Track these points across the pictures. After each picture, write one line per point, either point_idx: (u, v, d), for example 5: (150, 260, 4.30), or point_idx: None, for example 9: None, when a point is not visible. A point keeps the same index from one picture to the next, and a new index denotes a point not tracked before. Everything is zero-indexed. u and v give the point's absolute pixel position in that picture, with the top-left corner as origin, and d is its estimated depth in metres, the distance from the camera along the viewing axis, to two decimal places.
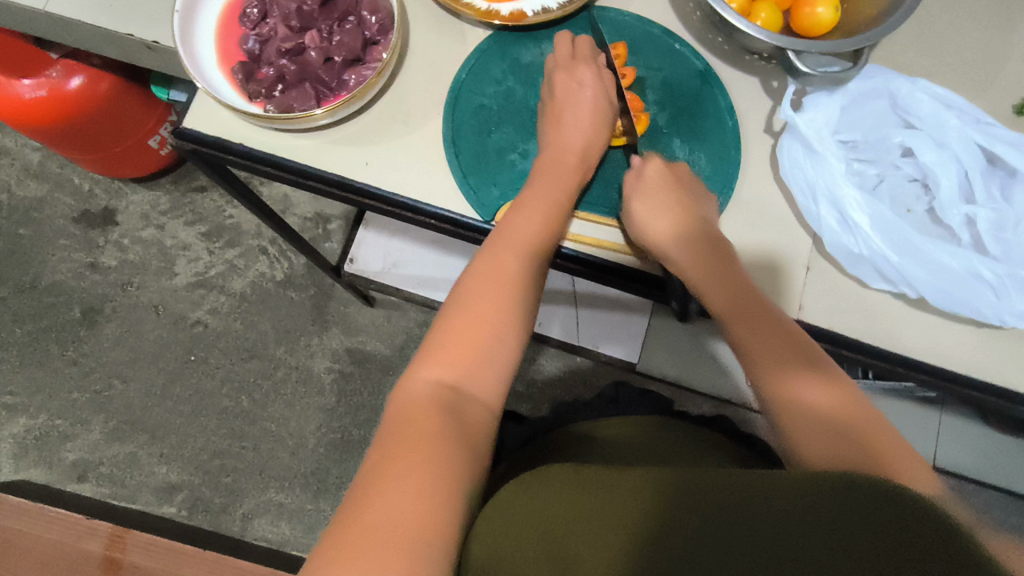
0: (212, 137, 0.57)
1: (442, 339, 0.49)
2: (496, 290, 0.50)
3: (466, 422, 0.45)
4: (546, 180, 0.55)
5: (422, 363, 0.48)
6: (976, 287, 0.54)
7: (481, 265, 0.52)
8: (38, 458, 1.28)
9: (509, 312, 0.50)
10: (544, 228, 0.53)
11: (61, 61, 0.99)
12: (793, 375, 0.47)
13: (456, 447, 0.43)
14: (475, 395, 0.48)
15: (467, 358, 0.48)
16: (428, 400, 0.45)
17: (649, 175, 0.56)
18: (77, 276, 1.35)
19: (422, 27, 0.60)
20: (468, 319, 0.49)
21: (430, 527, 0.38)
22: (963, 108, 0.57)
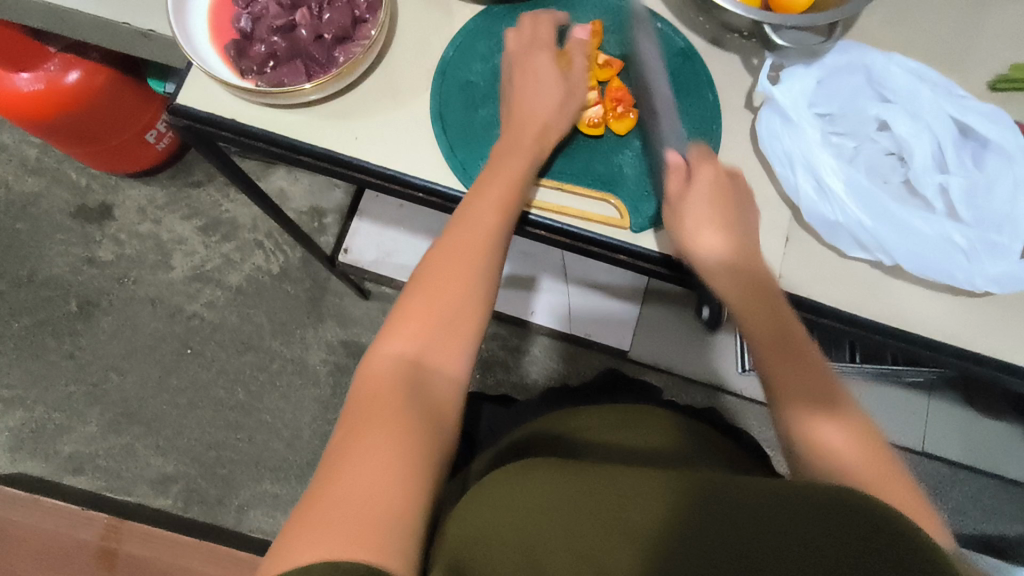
0: (206, 114, 0.58)
1: (404, 321, 0.49)
2: (461, 273, 0.51)
3: (428, 393, 0.47)
4: (505, 166, 0.55)
5: (384, 342, 0.49)
6: (948, 253, 0.55)
7: (446, 250, 0.52)
8: (35, 450, 1.29)
9: (470, 297, 0.51)
10: (504, 213, 0.54)
11: (60, 55, 1.01)
12: (812, 414, 0.48)
13: (415, 422, 0.44)
14: (435, 369, 0.48)
15: (427, 336, 0.49)
16: (387, 379, 0.46)
17: (701, 178, 0.53)
18: (74, 270, 1.36)
19: (410, 7, 0.62)
20: (432, 303, 0.50)
21: (400, 500, 0.39)
22: (936, 81, 0.59)
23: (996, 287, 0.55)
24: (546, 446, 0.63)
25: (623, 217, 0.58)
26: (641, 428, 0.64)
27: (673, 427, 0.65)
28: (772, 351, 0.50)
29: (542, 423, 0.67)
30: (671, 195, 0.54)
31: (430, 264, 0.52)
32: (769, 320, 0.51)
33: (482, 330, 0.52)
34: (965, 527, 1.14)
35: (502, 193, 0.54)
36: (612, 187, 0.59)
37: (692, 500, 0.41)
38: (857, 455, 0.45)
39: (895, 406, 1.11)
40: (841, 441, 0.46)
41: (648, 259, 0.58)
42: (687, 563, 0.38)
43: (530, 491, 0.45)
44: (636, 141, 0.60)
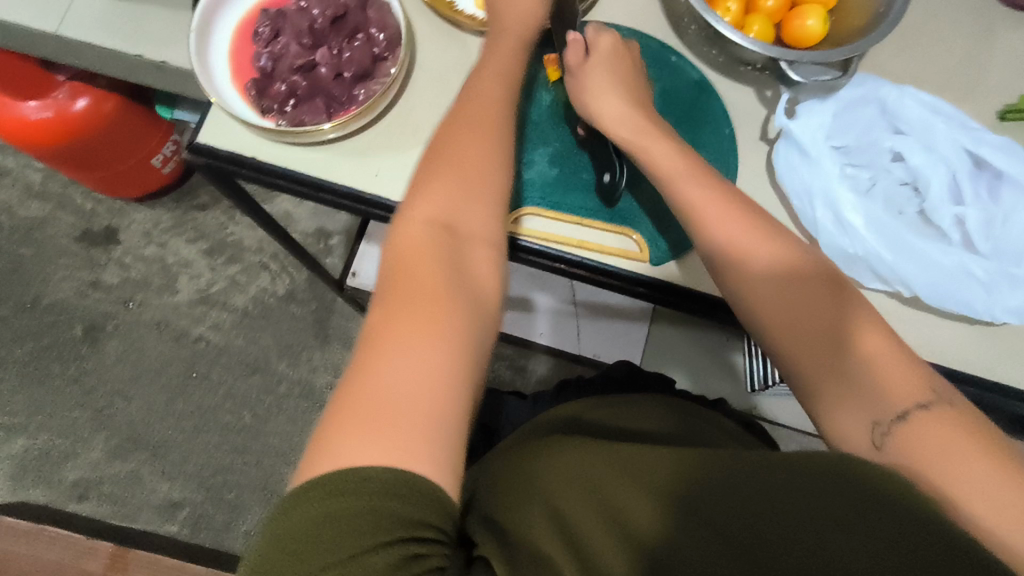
0: (227, 153, 0.59)
1: (424, 194, 0.45)
2: (476, 147, 0.47)
3: (461, 261, 0.43)
4: (488, 66, 0.52)
5: (407, 214, 0.45)
6: (967, 286, 0.56)
7: (459, 131, 0.48)
8: (39, 477, 1.28)
9: (492, 163, 0.47)
10: (505, 92, 0.51)
11: (67, 83, 1.02)
12: (831, 345, 0.43)
13: (453, 292, 0.41)
14: (468, 234, 0.45)
15: (451, 202, 0.45)
16: (417, 251, 0.42)
17: (599, 47, 0.55)
18: (79, 294, 1.36)
19: (428, 43, 0.62)
20: (453, 172, 0.46)
21: (448, 371, 0.37)
22: (949, 114, 0.60)
23: (1013, 318, 0.55)
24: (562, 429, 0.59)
25: (641, 251, 0.59)
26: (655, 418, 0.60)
27: (687, 418, 0.62)
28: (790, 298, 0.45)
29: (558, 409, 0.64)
30: (571, 65, 0.56)
31: (441, 147, 0.48)
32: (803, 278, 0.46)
33: (506, 196, 0.48)
34: None
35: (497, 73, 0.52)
36: (630, 222, 0.60)
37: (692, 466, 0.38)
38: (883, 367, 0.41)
39: None
40: (869, 353, 0.42)
41: (667, 292, 0.59)
42: (700, 516, 0.35)
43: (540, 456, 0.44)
44: None
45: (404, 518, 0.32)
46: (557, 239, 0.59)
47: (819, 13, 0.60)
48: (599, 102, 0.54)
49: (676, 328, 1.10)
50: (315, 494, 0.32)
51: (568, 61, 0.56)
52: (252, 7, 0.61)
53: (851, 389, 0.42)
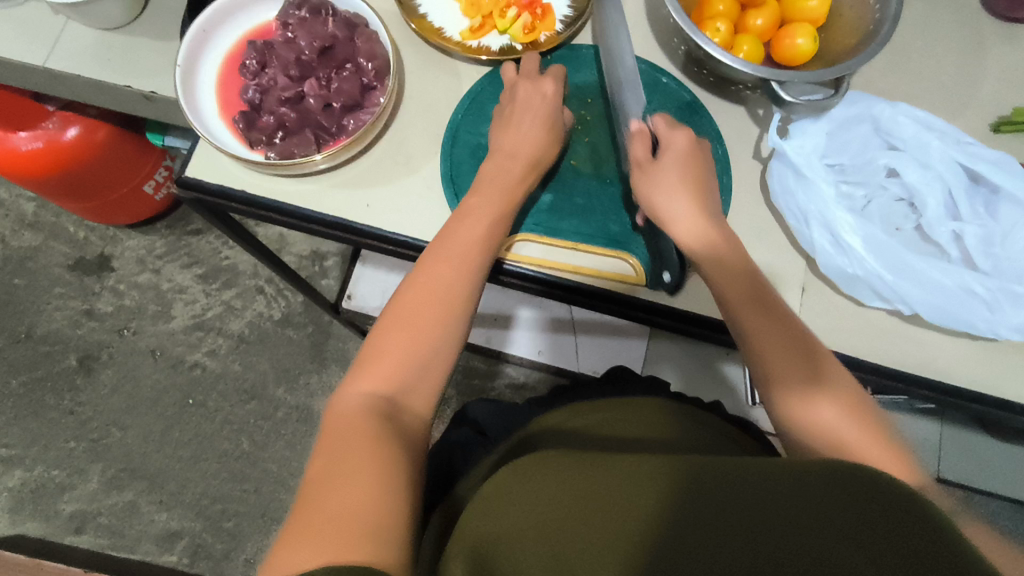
0: (215, 186, 0.59)
1: (374, 355, 0.46)
2: (430, 302, 0.49)
3: (403, 433, 0.43)
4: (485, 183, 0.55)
5: (353, 382, 0.46)
6: (969, 302, 0.55)
7: (419, 287, 0.49)
8: (35, 511, 1.26)
9: (443, 332, 0.48)
10: (477, 250, 0.52)
11: (58, 113, 1.01)
12: (805, 397, 0.45)
13: (392, 452, 0.41)
14: (408, 409, 0.45)
15: (398, 371, 0.46)
16: (358, 414, 0.43)
17: (674, 145, 0.53)
18: (73, 323, 1.35)
19: (416, 69, 0.62)
20: (401, 332, 0.47)
21: (385, 521, 0.36)
22: (943, 130, 0.59)
23: (1018, 333, 0.54)
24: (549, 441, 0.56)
25: (638, 274, 0.58)
26: (649, 423, 0.57)
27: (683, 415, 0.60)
28: (749, 312, 0.49)
29: (546, 419, 0.62)
30: (638, 158, 0.54)
31: (398, 300, 0.49)
32: (772, 308, 0.49)
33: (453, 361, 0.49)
34: None
35: (470, 231, 0.53)
36: (626, 245, 0.59)
37: (679, 494, 0.37)
38: (851, 435, 0.44)
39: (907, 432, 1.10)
40: (838, 420, 0.44)
41: (667, 315, 0.58)
42: (693, 534, 0.36)
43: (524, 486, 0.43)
44: None
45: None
46: (553, 264, 0.58)
47: (808, 31, 0.60)
48: (665, 206, 0.52)
49: (676, 343, 1.09)
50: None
51: (634, 154, 0.54)
52: (238, 40, 0.61)
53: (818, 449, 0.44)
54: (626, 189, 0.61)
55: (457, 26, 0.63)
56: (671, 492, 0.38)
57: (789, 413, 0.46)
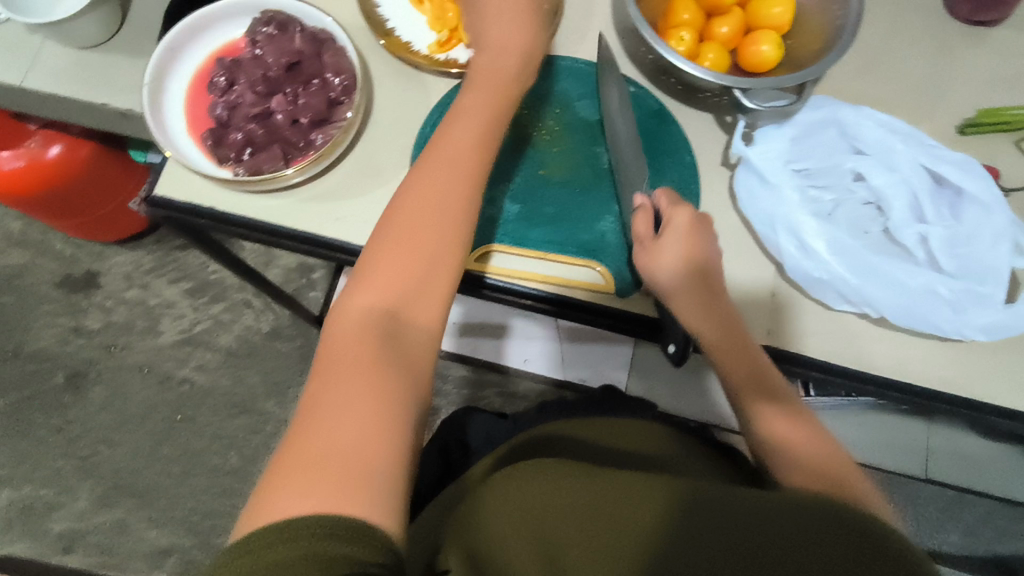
0: (184, 203, 0.59)
1: (373, 267, 0.45)
2: (432, 208, 0.46)
3: (404, 348, 0.42)
4: (480, 82, 0.52)
5: (353, 294, 0.44)
6: (934, 304, 0.55)
7: (421, 193, 0.47)
8: (24, 530, 1.25)
9: (444, 248, 0.46)
10: (479, 162, 0.49)
11: (40, 131, 1.02)
12: (775, 415, 0.50)
13: (390, 375, 0.40)
14: (410, 323, 0.44)
15: (398, 285, 0.44)
16: (358, 333, 0.42)
17: (676, 223, 0.52)
18: (61, 341, 1.35)
19: (385, 83, 0.63)
20: (401, 243, 0.45)
21: (377, 456, 0.36)
22: (907, 132, 0.60)
23: (983, 334, 0.55)
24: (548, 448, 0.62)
25: (607, 282, 0.58)
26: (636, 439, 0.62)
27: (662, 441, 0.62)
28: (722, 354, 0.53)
29: (547, 426, 0.66)
30: (640, 234, 0.54)
31: (398, 208, 0.47)
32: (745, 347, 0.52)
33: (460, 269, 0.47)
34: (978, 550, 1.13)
35: (468, 139, 0.49)
36: (596, 254, 0.59)
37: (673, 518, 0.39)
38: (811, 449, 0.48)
39: (896, 434, 1.10)
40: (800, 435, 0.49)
41: (638, 322, 0.59)
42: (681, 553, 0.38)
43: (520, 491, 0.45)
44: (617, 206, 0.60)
45: (352, 559, 0.31)
46: (523, 274, 0.59)
47: (772, 38, 0.60)
48: (664, 282, 0.52)
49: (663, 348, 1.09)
50: (248, 549, 0.31)
51: (636, 228, 0.54)
52: (207, 57, 0.62)
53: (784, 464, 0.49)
54: (595, 198, 0.61)
55: (424, 40, 0.63)
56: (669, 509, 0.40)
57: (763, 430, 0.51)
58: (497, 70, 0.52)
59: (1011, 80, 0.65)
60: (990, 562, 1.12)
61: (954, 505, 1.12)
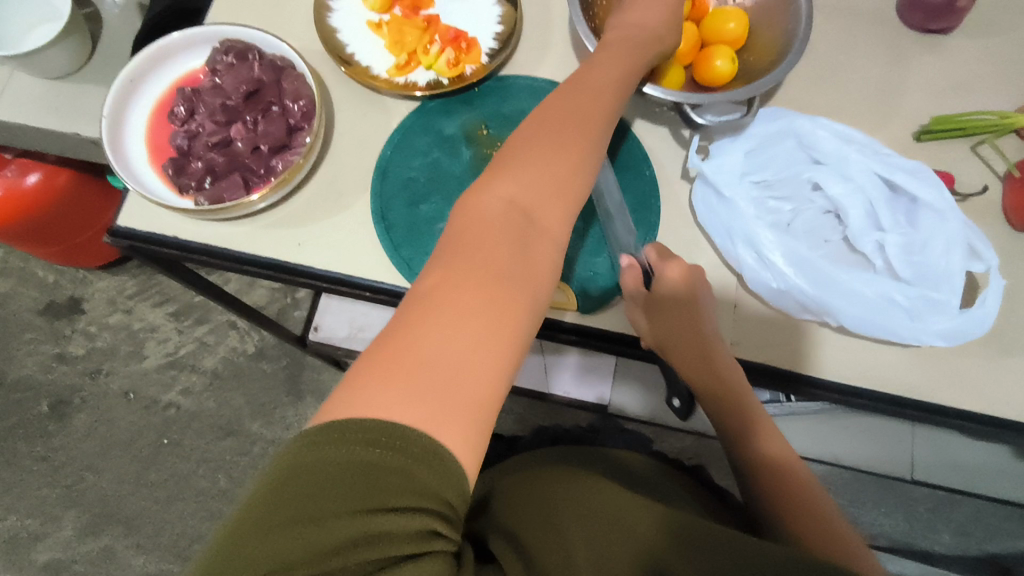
0: (147, 233, 0.59)
1: (517, 162, 0.41)
2: (575, 132, 0.44)
3: (531, 258, 0.39)
4: (617, 49, 0.52)
5: (493, 181, 0.41)
6: (892, 311, 0.56)
7: (570, 114, 0.44)
8: (10, 561, 1.24)
9: (580, 174, 0.43)
10: (614, 109, 0.47)
11: (16, 160, 1.02)
12: (755, 442, 0.52)
13: (511, 283, 0.37)
14: (542, 231, 0.40)
15: (540, 192, 0.41)
16: (488, 226, 0.39)
17: (670, 277, 0.52)
18: (44, 368, 1.34)
19: (347, 108, 0.63)
20: (543, 150, 0.42)
21: (484, 381, 0.34)
22: (862, 142, 0.60)
23: (941, 340, 0.55)
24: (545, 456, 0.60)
25: (568, 299, 0.58)
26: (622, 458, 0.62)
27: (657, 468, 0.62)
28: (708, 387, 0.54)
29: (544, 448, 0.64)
30: (630, 286, 0.54)
31: (544, 118, 0.44)
32: (735, 386, 0.53)
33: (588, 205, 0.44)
34: (970, 549, 1.12)
35: (611, 83, 0.48)
36: (557, 270, 0.60)
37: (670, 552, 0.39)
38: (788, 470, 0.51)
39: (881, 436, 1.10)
40: (778, 455, 0.52)
41: (601, 339, 0.58)
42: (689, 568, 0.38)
43: (529, 509, 0.46)
44: (579, 222, 0.61)
45: (425, 486, 0.30)
46: None
47: (727, 53, 0.61)
48: (656, 337, 0.55)
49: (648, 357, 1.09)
50: (334, 432, 0.30)
51: (625, 282, 0.55)
52: (167, 87, 0.62)
53: (761, 485, 0.51)
54: None
55: (383, 64, 0.64)
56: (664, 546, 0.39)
57: (745, 455, 0.52)
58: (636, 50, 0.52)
59: (964, 87, 0.66)
60: (983, 562, 1.11)
61: (944, 505, 1.12)
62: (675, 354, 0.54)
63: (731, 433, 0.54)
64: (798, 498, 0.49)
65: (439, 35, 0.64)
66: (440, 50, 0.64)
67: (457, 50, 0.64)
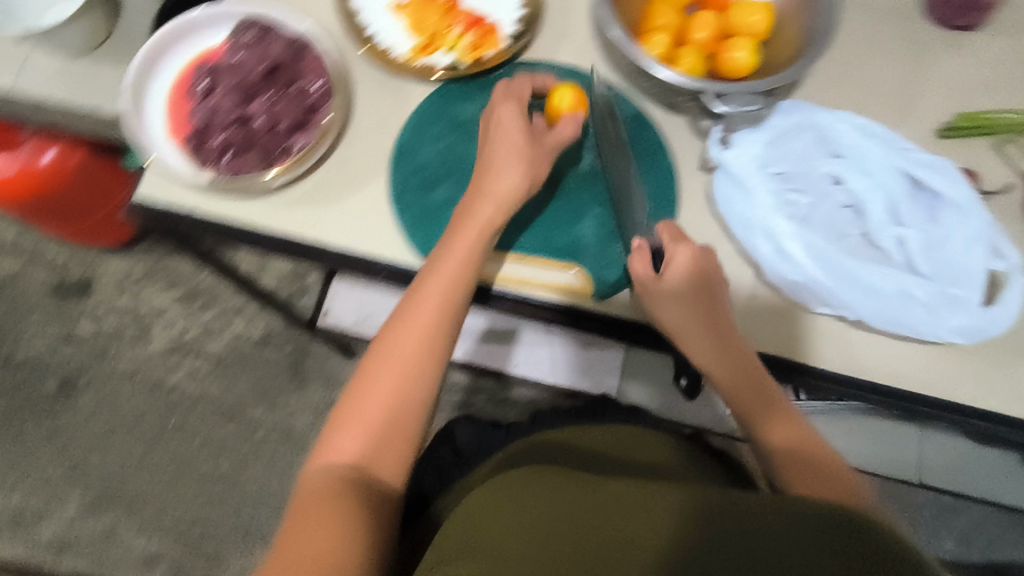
0: (165, 208, 0.59)
1: (351, 412, 0.49)
2: (405, 359, 0.50)
3: (368, 499, 0.46)
4: (472, 220, 0.54)
5: (332, 440, 0.48)
6: (911, 307, 0.55)
7: (396, 343, 0.51)
8: (13, 538, 1.25)
9: (412, 397, 0.50)
10: (444, 301, 0.52)
11: (33, 138, 1.02)
12: (778, 424, 0.52)
13: (354, 524, 0.44)
14: (377, 474, 0.48)
15: (369, 438, 0.48)
16: (329, 487, 0.46)
17: (679, 262, 0.53)
18: (52, 348, 1.35)
19: (364, 90, 0.63)
20: (374, 388, 0.49)
21: None
22: (883, 136, 0.60)
23: (960, 337, 0.55)
24: (546, 455, 0.62)
25: (585, 285, 0.58)
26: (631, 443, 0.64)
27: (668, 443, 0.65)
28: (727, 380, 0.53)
29: (546, 435, 0.65)
30: (641, 275, 0.54)
31: (377, 351, 0.51)
32: (748, 367, 0.53)
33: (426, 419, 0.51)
34: (972, 555, 1.12)
35: (450, 276, 0.52)
36: (573, 256, 0.59)
37: (689, 534, 0.38)
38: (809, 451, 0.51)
39: (886, 440, 1.09)
40: (798, 440, 0.52)
41: (617, 326, 0.59)
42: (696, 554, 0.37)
43: (500, 514, 0.45)
44: (597, 208, 0.61)
45: None
46: (498, 276, 0.59)
47: (748, 45, 0.61)
48: (672, 327, 0.53)
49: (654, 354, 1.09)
50: None
51: (636, 270, 0.54)
52: (186, 63, 0.62)
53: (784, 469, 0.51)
54: (574, 201, 0.61)
55: (404, 46, 0.63)
56: (681, 534, 0.38)
57: (766, 441, 0.52)
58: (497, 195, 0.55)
59: (986, 87, 0.65)
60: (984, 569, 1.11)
61: (945, 510, 1.11)
62: (690, 343, 0.53)
63: (744, 413, 0.53)
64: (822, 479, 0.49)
65: (460, 18, 0.64)
66: (461, 33, 0.63)
67: (478, 34, 0.64)
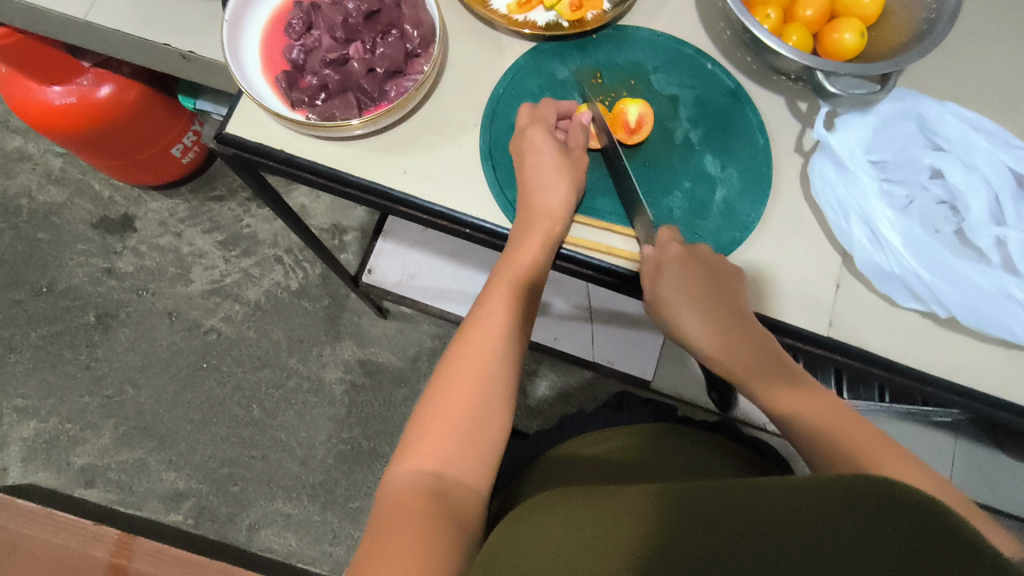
0: (255, 144, 0.59)
1: (424, 427, 0.49)
2: (473, 370, 0.51)
3: (453, 507, 0.46)
4: (529, 230, 0.54)
5: (404, 458, 0.49)
6: (1004, 305, 0.55)
7: (466, 357, 0.52)
8: (46, 462, 1.27)
9: (489, 402, 0.51)
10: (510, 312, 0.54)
11: (93, 70, 1.01)
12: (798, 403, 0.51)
13: (439, 527, 0.44)
14: (455, 482, 0.48)
15: (445, 451, 0.48)
16: (411, 495, 0.46)
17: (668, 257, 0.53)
18: (93, 280, 1.36)
19: (460, 41, 0.62)
20: (448, 403, 0.50)
21: None
22: (990, 131, 0.59)
23: None
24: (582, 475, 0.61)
25: None
26: (661, 452, 0.64)
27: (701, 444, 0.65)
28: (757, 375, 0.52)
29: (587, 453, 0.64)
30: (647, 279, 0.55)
31: (448, 369, 0.52)
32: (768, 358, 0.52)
33: (506, 426, 0.52)
34: None
35: (512, 282, 0.54)
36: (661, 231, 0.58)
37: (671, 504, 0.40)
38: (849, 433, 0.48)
39: (922, 446, 1.07)
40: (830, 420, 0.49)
41: None
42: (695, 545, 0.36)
43: (548, 524, 0.45)
44: (686, 181, 0.59)
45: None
46: (585, 244, 0.58)
47: (856, 27, 0.59)
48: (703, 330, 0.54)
49: None
50: None
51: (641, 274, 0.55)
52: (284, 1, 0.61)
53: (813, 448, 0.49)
54: (665, 171, 0.59)
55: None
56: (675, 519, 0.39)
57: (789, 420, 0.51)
58: (558, 211, 0.55)
59: None
60: None
61: None
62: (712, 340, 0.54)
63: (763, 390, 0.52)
64: (847, 446, 0.47)
65: None
66: None
67: None
